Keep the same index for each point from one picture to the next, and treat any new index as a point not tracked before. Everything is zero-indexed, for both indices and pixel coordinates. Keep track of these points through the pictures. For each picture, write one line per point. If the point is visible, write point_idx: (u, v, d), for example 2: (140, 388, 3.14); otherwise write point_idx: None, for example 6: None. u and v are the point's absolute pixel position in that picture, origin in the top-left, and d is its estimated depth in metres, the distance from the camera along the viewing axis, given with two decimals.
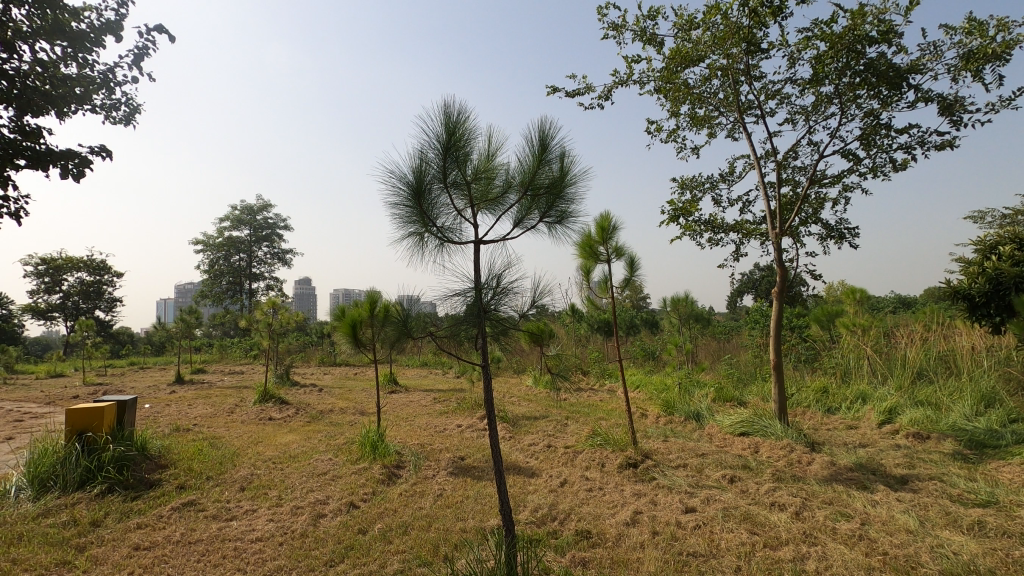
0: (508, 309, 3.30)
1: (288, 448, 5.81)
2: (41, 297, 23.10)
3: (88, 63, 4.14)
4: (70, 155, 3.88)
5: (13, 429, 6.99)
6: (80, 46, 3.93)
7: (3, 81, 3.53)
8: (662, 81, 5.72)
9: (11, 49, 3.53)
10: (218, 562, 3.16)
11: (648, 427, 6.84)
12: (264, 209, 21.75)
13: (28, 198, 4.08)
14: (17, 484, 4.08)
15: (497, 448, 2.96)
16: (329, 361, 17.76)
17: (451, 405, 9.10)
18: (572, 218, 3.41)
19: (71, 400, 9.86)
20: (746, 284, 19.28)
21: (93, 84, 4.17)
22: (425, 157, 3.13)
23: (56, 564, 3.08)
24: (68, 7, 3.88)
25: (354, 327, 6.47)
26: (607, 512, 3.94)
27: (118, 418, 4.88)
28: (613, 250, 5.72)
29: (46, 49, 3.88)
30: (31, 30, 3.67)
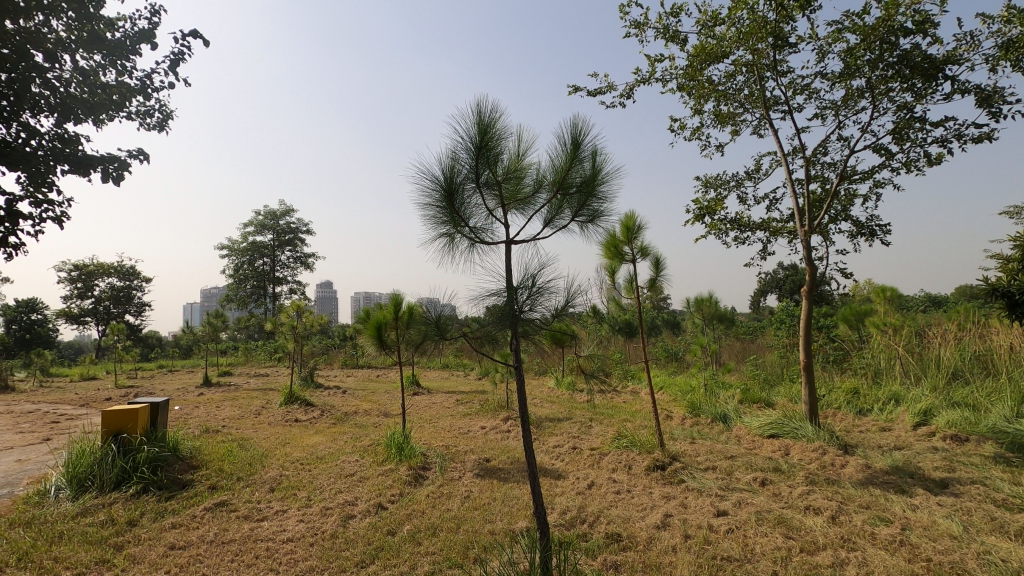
0: (541, 311, 3.29)
1: (316, 450, 5.87)
2: (74, 301, 23.84)
3: (125, 70, 4.26)
4: (110, 159, 3.99)
5: (52, 430, 7.20)
6: (117, 55, 4.04)
7: (46, 91, 3.65)
8: (685, 79, 5.67)
9: (53, 59, 3.64)
10: (252, 563, 3.20)
11: (674, 428, 6.76)
12: (287, 214, 22.06)
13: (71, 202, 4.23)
14: (56, 484, 4.19)
15: (531, 450, 2.94)
16: (351, 363, 17.95)
17: (474, 407, 9.11)
18: (604, 217, 3.40)
19: (105, 403, 10.14)
20: (769, 283, 19.09)
21: (130, 91, 4.27)
22: (458, 157, 3.15)
23: (95, 562, 3.15)
24: (105, 17, 3.99)
25: (379, 329, 6.53)
26: (636, 515, 3.90)
27: (151, 419, 5.00)
28: (639, 249, 5.66)
29: (86, 57, 4.00)
30: (70, 41, 3.78)
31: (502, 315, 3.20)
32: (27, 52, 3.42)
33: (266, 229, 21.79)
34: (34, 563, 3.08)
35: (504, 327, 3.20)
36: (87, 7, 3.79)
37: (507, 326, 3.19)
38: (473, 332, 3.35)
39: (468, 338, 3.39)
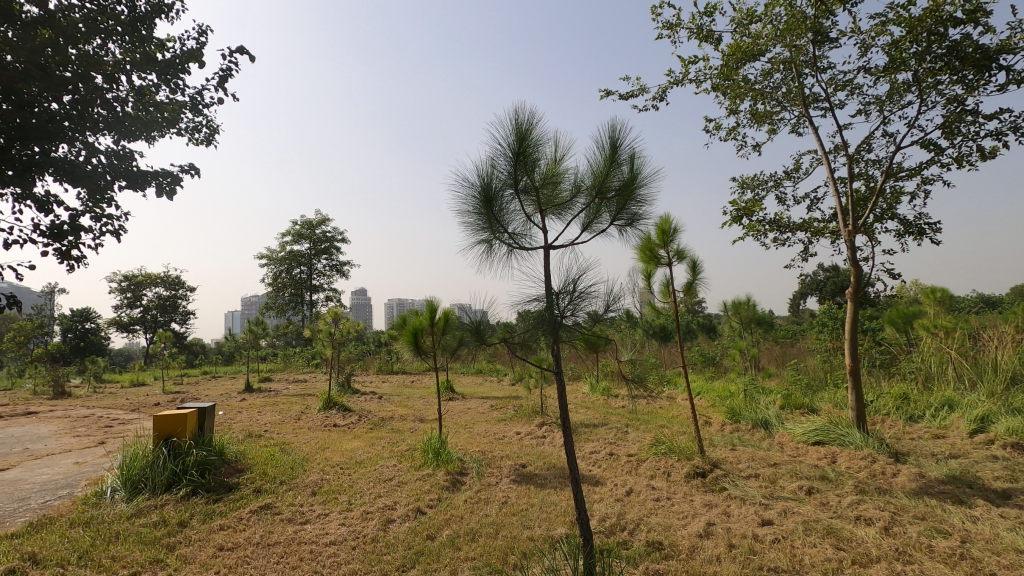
0: (582, 315, 3.28)
1: (355, 455, 5.97)
2: (124, 311, 24.92)
3: (176, 88, 4.42)
4: (164, 174, 4.13)
5: (105, 434, 7.53)
6: (169, 73, 4.20)
7: (104, 110, 3.82)
8: (720, 79, 5.57)
9: (111, 81, 3.81)
10: (296, 565, 3.27)
11: (713, 435, 6.62)
12: (323, 224, 22.56)
13: (124, 215, 4.41)
14: (112, 486, 4.37)
15: (573, 456, 2.93)
16: (386, 369, 18.20)
17: (508, 412, 9.12)
18: (643, 220, 3.37)
19: (154, 408, 10.55)
20: (810, 285, 18.59)
21: (180, 108, 4.43)
22: (496, 164, 3.19)
23: (150, 562, 3.27)
24: (156, 38, 4.15)
25: (416, 336, 6.60)
26: (677, 523, 3.83)
27: (199, 424, 5.18)
28: (675, 252, 5.58)
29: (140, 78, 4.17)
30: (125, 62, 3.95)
31: (542, 321, 3.21)
32: (88, 76, 3.59)
33: (303, 238, 22.35)
34: (94, 561, 3.22)
35: (544, 334, 3.20)
36: (140, 29, 3.96)
37: (547, 332, 3.20)
38: (512, 337, 3.38)
39: (508, 344, 3.41)
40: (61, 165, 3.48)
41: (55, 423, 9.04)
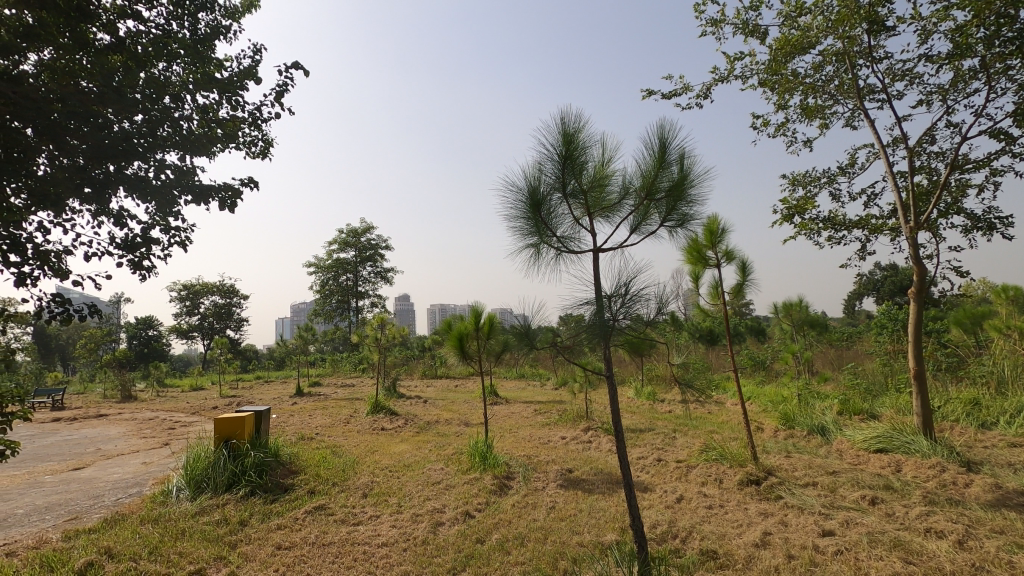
0: (634, 318, 3.27)
1: (403, 458, 6.09)
2: (184, 318, 26.22)
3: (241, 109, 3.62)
4: (226, 186, 3.27)
5: (169, 436, 7.94)
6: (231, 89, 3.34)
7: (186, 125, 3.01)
8: (767, 74, 5.41)
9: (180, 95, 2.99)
10: (351, 565, 3.35)
11: (767, 441, 6.41)
12: (368, 231, 23.09)
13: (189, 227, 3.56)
14: (178, 485, 4.59)
15: (626, 464, 3.06)
16: (431, 374, 18.48)
17: (553, 417, 9.09)
18: (694, 221, 3.33)
19: (212, 411, 11.04)
20: (868, 285, 17.79)
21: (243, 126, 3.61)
22: (543, 168, 3.24)
23: (214, 558, 3.42)
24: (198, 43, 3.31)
25: (461, 341, 6.67)
26: (732, 532, 3.72)
27: (255, 426, 5.39)
28: (723, 254, 5.45)
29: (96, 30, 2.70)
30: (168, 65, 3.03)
31: (594, 326, 3.22)
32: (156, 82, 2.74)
33: (349, 246, 22.97)
34: (163, 556, 3.39)
35: (595, 339, 3.21)
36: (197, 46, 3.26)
37: (598, 338, 3.20)
38: (561, 341, 3.40)
39: (557, 347, 3.44)
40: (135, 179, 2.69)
41: (124, 425, 9.59)
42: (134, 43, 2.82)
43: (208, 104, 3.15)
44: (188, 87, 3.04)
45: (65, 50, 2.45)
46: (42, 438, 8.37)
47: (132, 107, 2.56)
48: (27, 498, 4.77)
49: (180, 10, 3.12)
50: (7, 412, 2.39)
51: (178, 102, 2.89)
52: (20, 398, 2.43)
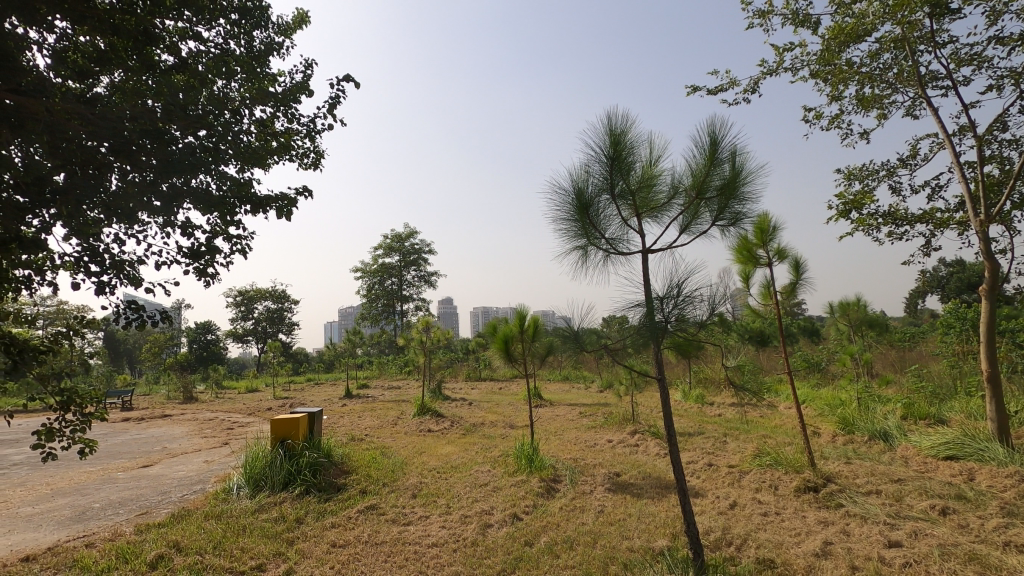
0: (687, 319, 3.24)
1: (450, 459, 6.16)
2: (239, 323, 27.39)
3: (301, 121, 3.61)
4: (285, 196, 3.04)
5: (228, 436, 8.30)
6: (289, 101, 3.36)
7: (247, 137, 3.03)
8: (820, 65, 5.21)
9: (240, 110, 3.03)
10: (403, 564, 3.41)
11: (824, 446, 6.15)
12: (411, 237, 23.53)
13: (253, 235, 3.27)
14: (238, 483, 4.79)
15: (679, 466, 3.05)
16: (475, 376, 18.66)
17: (598, 420, 9.00)
18: (747, 218, 3.28)
19: (267, 413, 11.47)
20: (932, 282, 16.81)
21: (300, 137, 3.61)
22: (591, 170, 3.30)
23: (274, 554, 3.55)
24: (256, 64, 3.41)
25: (506, 343, 6.70)
26: (790, 541, 3.59)
27: (309, 427, 5.58)
28: (775, 252, 5.28)
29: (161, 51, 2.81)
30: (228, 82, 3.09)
31: (644, 328, 3.20)
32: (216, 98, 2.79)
33: (393, 251, 23.47)
34: (226, 551, 3.54)
35: (646, 341, 3.20)
36: (253, 62, 3.31)
37: (649, 339, 3.19)
38: (612, 345, 3.40)
39: (610, 350, 3.43)
40: (200, 193, 2.69)
41: (187, 425, 10.08)
42: (195, 64, 2.97)
43: (266, 118, 3.20)
44: (246, 102, 3.10)
45: (134, 71, 2.61)
46: (114, 436, 8.92)
47: (194, 122, 2.60)
48: (102, 493, 5.08)
49: (237, 29, 3.24)
50: (86, 412, 2.56)
51: (237, 117, 2.95)
52: (97, 398, 2.60)
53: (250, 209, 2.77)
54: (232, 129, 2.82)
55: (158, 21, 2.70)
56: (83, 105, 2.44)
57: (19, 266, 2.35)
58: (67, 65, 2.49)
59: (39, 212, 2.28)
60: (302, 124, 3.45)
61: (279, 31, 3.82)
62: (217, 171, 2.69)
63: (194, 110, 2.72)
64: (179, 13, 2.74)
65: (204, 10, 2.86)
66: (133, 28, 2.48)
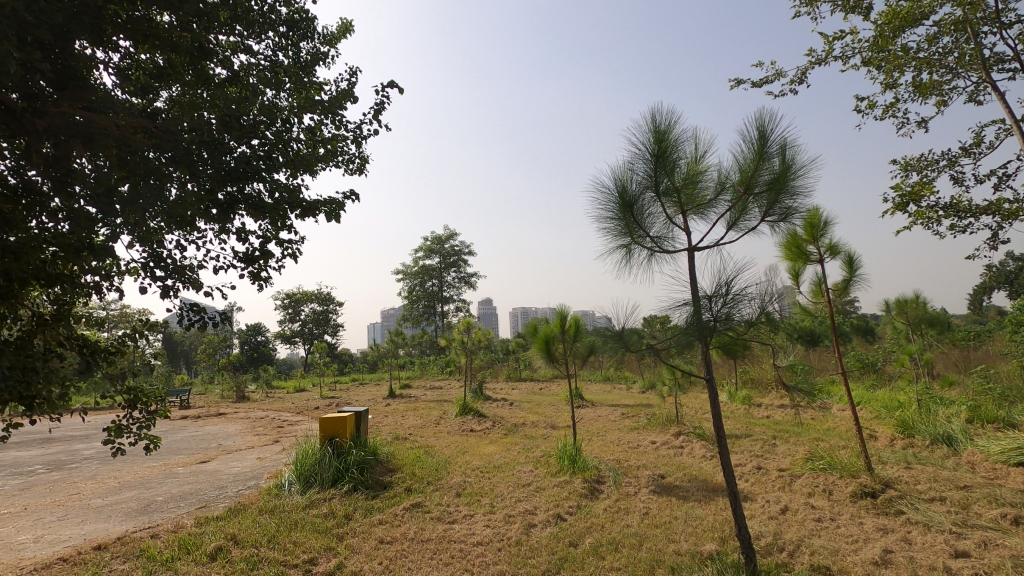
0: (735, 319, 3.16)
1: (493, 459, 6.21)
2: (287, 324, 28.34)
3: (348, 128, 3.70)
4: (334, 200, 3.10)
5: (278, 434, 8.60)
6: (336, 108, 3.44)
7: (296, 145, 3.12)
8: (872, 52, 4.98)
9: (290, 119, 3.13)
10: (449, 562, 3.46)
11: (882, 450, 5.88)
12: (451, 238, 23.80)
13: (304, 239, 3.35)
14: (289, 480, 4.96)
15: (729, 470, 2.98)
16: (516, 376, 18.70)
17: (642, 421, 8.86)
18: (799, 214, 3.18)
19: (315, 411, 11.83)
20: (999, 277, 15.84)
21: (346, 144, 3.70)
22: (635, 168, 3.28)
23: (324, 549, 3.65)
24: (305, 74, 3.52)
25: (547, 343, 6.69)
26: (846, 548, 3.45)
27: (356, 426, 5.72)
28: (827, 247, 5.08)
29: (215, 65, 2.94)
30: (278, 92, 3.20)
31: (691, 328, 3.15)
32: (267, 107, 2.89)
33: (433, 253, 23.80)
34: (280, 545, 3.67)
35: (692, 340, 3.15)
36: (301, 72, 3.42)
37: (696, 339, 3.13)
38: (659, 345, 3.36)
39: (655, 350, 3.38)
40: (254, 200, 2.78)
41: (240, 423, 10.50)
42: (246, 75, 3.08)
43: (314, 125, 3.28)
44: (295, 111, 3.19)
45: (191, 85, 2.75)
46: (174, 433, 9.36)
47: (248, 132, 2.69)
48: (164, 487, 5.34)
49: (285, 41, 3.35)
50: (151, 409, 2.70)
51: (287, 126, 3.05)
52: (160, 397, 2.74)
53: (298, 213, 2.83)
54: (283, 137, 2.91)
55: (212, 36, 2.82)
56: (146, 120, 2.57)
57: (89, 272, 2.49)
58: (131, 82, 2.64)
59: (108, 222, 2.42)
60: (349, 130, 3.51)
61: (325, 41, 3.92)
62: (270, 179, 2.77)
63: (247, 120, 2.82)
64: (232, 28, 2.86)
65: (254, 23, 2.97)
66: (190, 44, 2.59)
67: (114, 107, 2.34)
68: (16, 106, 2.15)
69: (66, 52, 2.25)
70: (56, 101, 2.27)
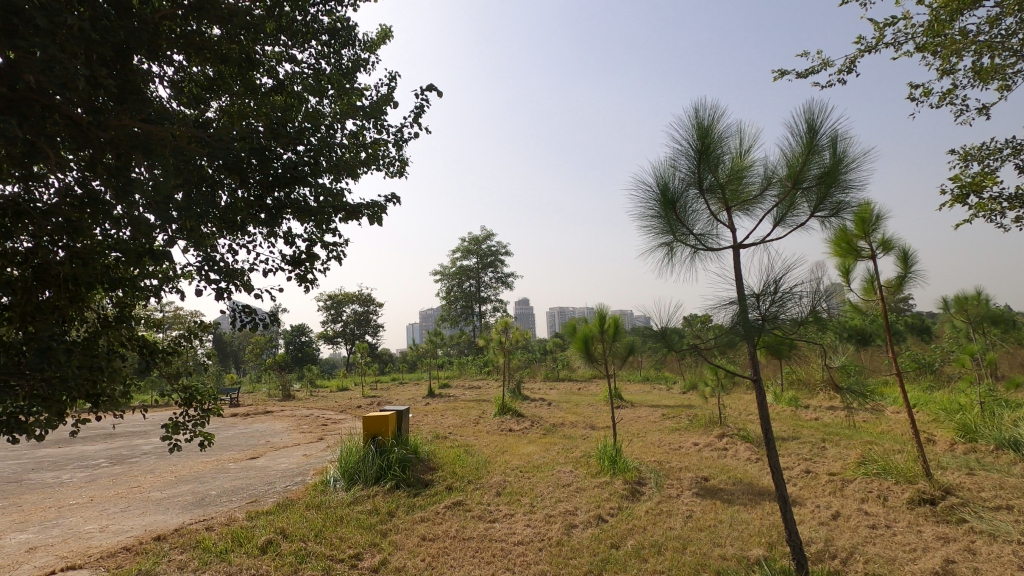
0: (783, 318, 3.07)
1: (532, 459, 6.21)
2: (330, 325, 29.10)
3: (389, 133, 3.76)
4: (375, 204, 3.16)
5: (323, 432, 8.84)
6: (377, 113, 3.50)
7: (340, 151, 3.21)
8: (927, 37, 4.74)
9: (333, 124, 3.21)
10: (490, 560, 3.48)
11: (942, 455, 5.59)
12: (488, 238, 23.94)
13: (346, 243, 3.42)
14: (334, 476, 5.09)
15: (778, 474, 2.90)
16: (554, 377, 18.66)
17: (683, 421, 8.71)
18: (852, 208, 3.05)
19: (358, 410, 12.12)
20: None
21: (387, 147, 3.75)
22: (677, 165, 3.24)
23: (369, 544, 3.73)
24: (346, 80, 3.60)
25: (586, 343, 6.64)
26: (903, 557, 3.30)
27: (398, 425, 5.82)
28: (880, 243, 4.88)
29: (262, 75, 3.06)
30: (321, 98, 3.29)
31: (737, 327, 3.07)
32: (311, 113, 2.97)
33: (471, 253, 23.98)
34: (327, 539, 3.77)
35: (739, 340, 3.07)
36: (342, 78, 3.50)
37: (742, 339, 3.06)
38: (703, 345, 3.30)
39: (699, 351, 3.31)
40: (300, 205, 2.86)
41: (287, 421, 10.85)
42: (292, 84, 3.17)
43: (356, 130, 3.35)
44: (338, 117, 3.27)
45: (239, 96, 2.88)
46: (225, 430, 9.74)
47: (294, 138, 2.77)
48: (217, 481, 5.57)
49: (328, 49, 3.45)
50: (205, 407, 2.81)
51: (330, 131, 3.13)
52: (214, 395, 2.86)
53: (343, 215, 2.91)
54: (327, 143, 2.99)
55: (259, 47, 2.93)
56: (199, 130, 2.69)
57: (147, 276, 2.61)
58: (183, 94, 2.76)
59: (165, 228, 2.53)
60: (390, 134, 3.56)
61: (364, 47, 4.00)
62: (316, 184, 2.85)
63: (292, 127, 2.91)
64: (277, 39, 2.96)
65: (298, 33, 3.07)
66: (238, 55, 2.71)
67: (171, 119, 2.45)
68: (81, 120, 2.27)
69: (125, 67, 2.37)
70: (117, 115, 2.38)
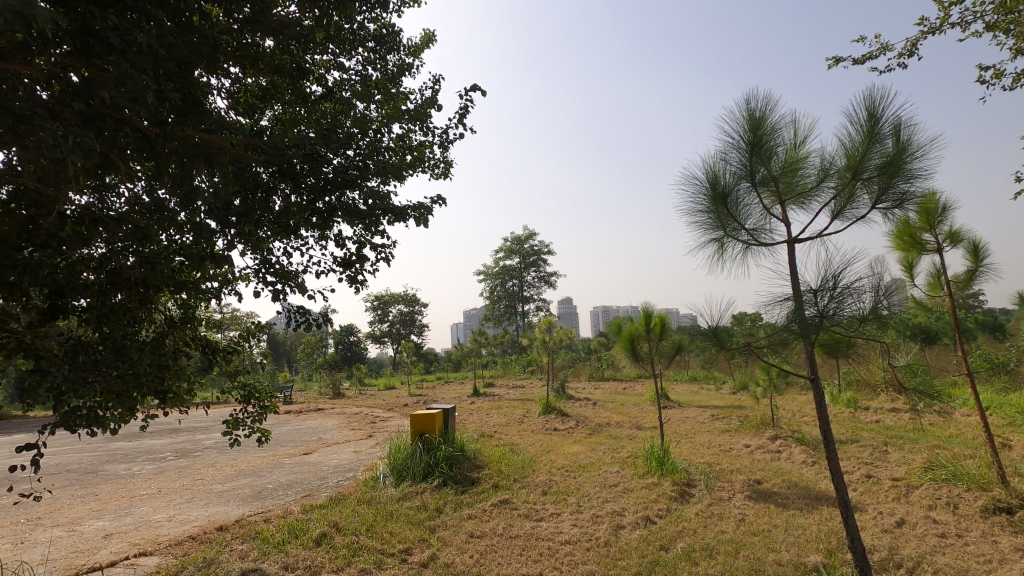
0: (842, 314, 2.94)
1: (578, 458, 6.17)
2: (377, 325, 29.82)
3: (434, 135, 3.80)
4: (422, 205, 3.21)
5: (371, 429, 9.07)
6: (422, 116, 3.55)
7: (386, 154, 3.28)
8: (998, 14, 4.40)
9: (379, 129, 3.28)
10: (538, 559, 3.48)
11: (1018, 461, 5.23)
12: (530, 238, 23.97)
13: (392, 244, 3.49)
14: (384, 473, 5.21)
15: (839, 477, 2.78)
16: (598, 376, 18.51)
17: (733, 423, 8.48)
18: (917, 199, 2.90)
19: (404, 408, 12.37)
20: None
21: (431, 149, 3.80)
22: (729, 158, 3.15)
23: (418, 540, 3.80)
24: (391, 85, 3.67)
25: (631, 342, 6.55)
26: (977, 568, 3.10)
27: (444, 423, 5.90)
28: (946, 235, 4.60)
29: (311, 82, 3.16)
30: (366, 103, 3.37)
31: (792, 325, 2.96)
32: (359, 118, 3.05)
33: (513, 253, 24.07)
34: (377, 534, 3.86)
35: (795, 338, 2.96)
36: (387, 82, 3.56)
37: (798, 337, 2.95)
38: (756, 343, 3.20)
39: (750, 350, 3.21)
40: (351, 208, 2.94)
41: (337, 418, 11.18)
42: (340, 91, 3.27)
43: (403, 133, 3.41)
44: (385, 121, 3.34)
45: (290, 104, 3.00)
46: (280, 427, 10.13)
47: (343, 144, 2.85)
48: (273, 475, 5.79)
49: (374, 55, 3.53)
50: (263, 404, 2.92)
51: (377, 135, 3.21)
52: (270, 393, 2.97)
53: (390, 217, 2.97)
54: (375, 147, 3.06)
55: (308, 57, 3.04)
56: (256, 139, 2.81)
57: (210, 278, 2.75)
58: (240, 105, 2.90)
59: (225, 233, 2.66)
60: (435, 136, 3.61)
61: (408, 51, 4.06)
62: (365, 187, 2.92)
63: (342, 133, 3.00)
64: (325, 48, 3.06)
65: (345, 42, 3.16)
66: (289, 65, 2.82)
67: (229, 128, 2.58)
68: (148, 131, 2.40)
69: (188, 80, 2.50)
70: (181, 126, 2.52)
